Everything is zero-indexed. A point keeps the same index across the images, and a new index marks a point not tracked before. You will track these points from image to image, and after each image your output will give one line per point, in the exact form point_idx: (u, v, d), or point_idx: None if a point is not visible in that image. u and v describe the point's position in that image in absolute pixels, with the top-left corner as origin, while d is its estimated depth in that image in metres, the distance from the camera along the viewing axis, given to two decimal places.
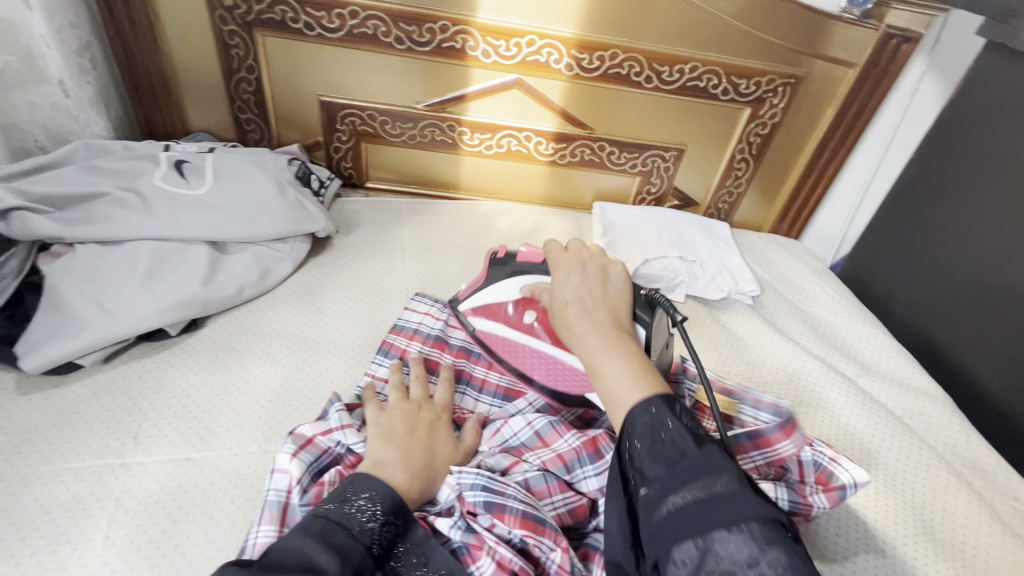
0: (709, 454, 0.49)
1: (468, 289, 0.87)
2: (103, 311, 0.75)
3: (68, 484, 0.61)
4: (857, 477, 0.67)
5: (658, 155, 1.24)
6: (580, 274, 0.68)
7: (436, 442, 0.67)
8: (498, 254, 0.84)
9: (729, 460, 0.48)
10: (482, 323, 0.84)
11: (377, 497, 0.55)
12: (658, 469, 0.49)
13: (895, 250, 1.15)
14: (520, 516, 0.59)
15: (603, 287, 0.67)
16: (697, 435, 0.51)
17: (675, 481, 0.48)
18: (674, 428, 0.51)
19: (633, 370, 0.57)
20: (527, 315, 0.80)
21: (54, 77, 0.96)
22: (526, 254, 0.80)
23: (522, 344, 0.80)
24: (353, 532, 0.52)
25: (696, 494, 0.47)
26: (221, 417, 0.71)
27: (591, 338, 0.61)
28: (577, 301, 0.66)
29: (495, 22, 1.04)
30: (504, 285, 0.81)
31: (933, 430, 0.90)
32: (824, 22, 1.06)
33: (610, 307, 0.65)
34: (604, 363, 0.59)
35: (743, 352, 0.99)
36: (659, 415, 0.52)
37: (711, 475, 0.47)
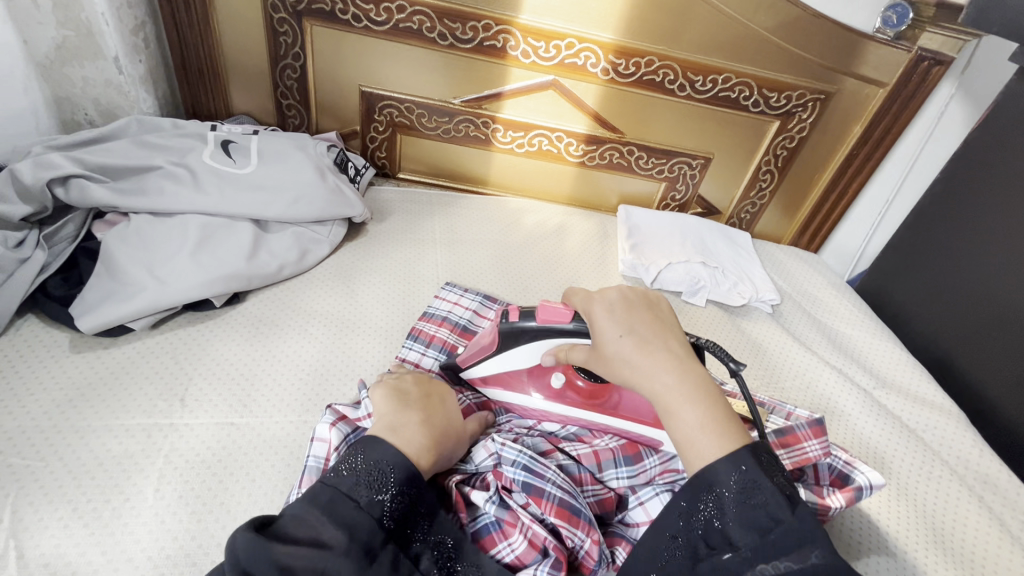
0: (802, 520, 0.49)
1: (468, 352, 0.75)
2: (155, 278, 0.78)
3: (120, 439, 0.64)
4: (872, 480, 0.71)
5: (685, 163, 1.27)
6: (625, 304, 0.62)
7: (448, 411, 0.67)
8: (509, 317, 0.70)
9: (823, 528, 0.48)
10: (500, 391, 0.77)
11: (388, 469, 0.56)
12: (748, 536, 0.50)
13: (915, 268, 1.16)
14: (557, 503, 0.62)
15: (652, 316, 0.61)
16: (789, 497, 0.51)
17: (767, 549, 0.48)
18: (769, 496, 0.50)
19: (711, 414, 0.54)
20: (555, 379, 0.73)
21: (111, 53, 1.00)
22: (551, 316, 0.66)
23: (550, 409, 0.75)
24: (361, 505, 0.53)
25: (790, 564, 0.47)
26: (263, 387, 0.74)
27: (658, 376, 0.56)
28: (632, 335, 0.59)
29: (537, 24, 1.06)
30: (523, 355, 0.71)
31: (945, 443, 0.92)
32: (857, 41, 1.08)
33: (668, 338, 0.59)
34: (680, 406, 0.54)
35: (764, 358, 1.01)
36: (748, 474, 0.51)
37: (804, 545, 0.47)
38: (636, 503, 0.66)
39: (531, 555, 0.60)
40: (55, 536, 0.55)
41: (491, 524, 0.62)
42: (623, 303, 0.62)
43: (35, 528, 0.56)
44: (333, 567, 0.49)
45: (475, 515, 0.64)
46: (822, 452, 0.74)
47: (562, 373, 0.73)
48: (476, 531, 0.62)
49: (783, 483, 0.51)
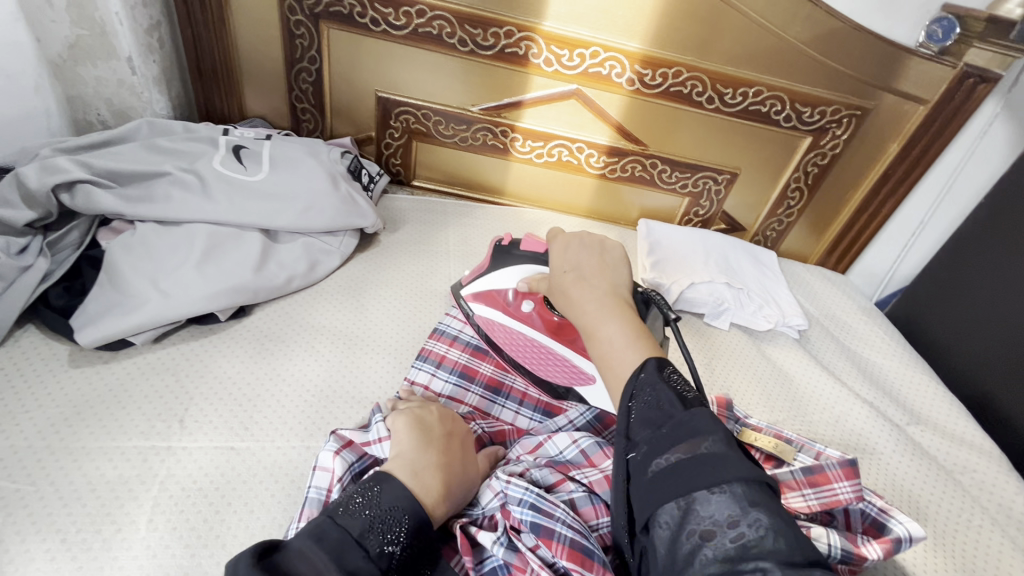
0: (696, 415, 0.47)
1: (471, 273, 0.87)
2: (158, 290, 0.75)
3: (115, 463, 0.61)
4: (911, 532, 0.65)
5: (710, 177, 1.22)
6: (580, 246, 0.67)
7: (467, 454, 0.65)
8: (502, 243, 0.83)
9: (719, 422, 0.46)
10: (481, 307, 0.84)
11: (402, 516, 0.53)
12: (644, 432, 0.48)
13: (952, 296, 1.10)
14: (568, 545, 0.57)
15: (601, 257, 0.65)
16: (684, 397, 0.49)
17: (661, 442, 0.46)
18: (663, 392, 0.49)
19: (627, 332, 0.56)
20: (526, 304, 0.80)
21: (124, 53, 0.97)
22: (530, 245, 0.79)
23: (519, 332, 0.81)
24: (370, 555, 0.50)
25: (682, 455, 0.45)
26: (265, 407, 0.71)
27: (585, 301, 0.60)
28: (573, 270, 0.64)
29: (561, 31, 1.02)
30: (507, 273, 0.80)
31: (985, 488, 0.86)
32: (899, 56, 1.02)
33: (608, 274, 0.63)
34: (598, 323, 0.57)
35: (788, 388, 0.96)
36: (649, 380, 0.50)
37: (696, 436, 0.45)
38: None
39: None
40: (42, 569, 0.52)
41: (499, 568, 0.59)
42: (580, 245, 0.68)
43: (20, 560, 0.53)
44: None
45: (481, 557, 0.61)
46: (854, 495, 0.68)
47: (535, 303, 0.79)
48: (483, 574, 0.59)
49: (681, 384, 0.50)
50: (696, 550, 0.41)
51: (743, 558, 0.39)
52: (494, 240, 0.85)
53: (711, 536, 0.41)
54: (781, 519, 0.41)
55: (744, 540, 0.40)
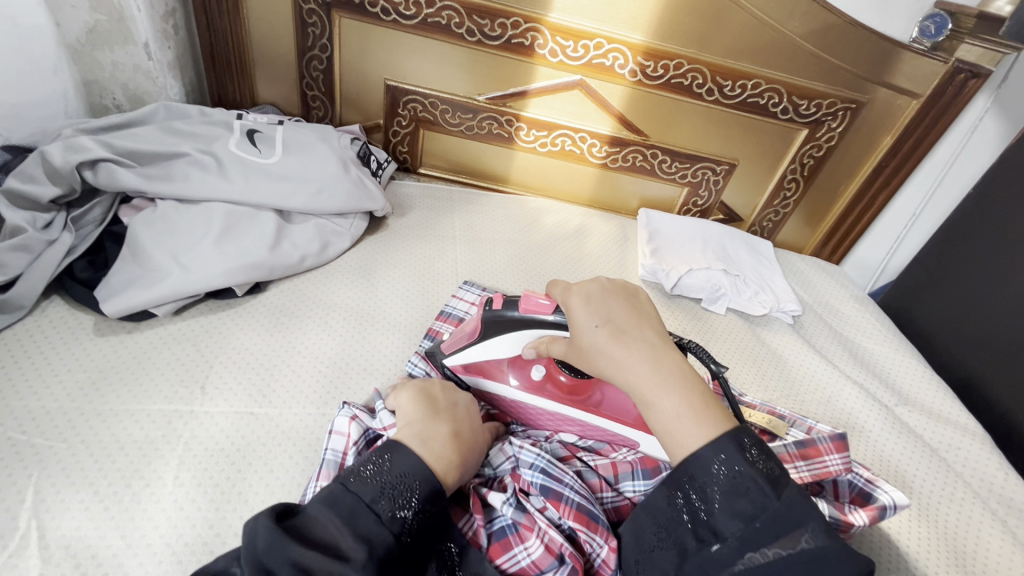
0: (789, 504, 0.49)
1: (452, 341, 0.77)
2: (179, 265, 0.78)
3: (142, 424, 0.65)
4: (896, 499, 0.70)
5: (708, 168, 1.25)
6: (606, 296, 0.60)
7: (472, 425, 0.66)
8: (492, 304, 0.73)
9: (812, 509, 0.49)
10: (481, 380, 0.77)
11: (414, 482, 0.55)
12: (734, 525, 0.49)
13: (942, 285, 1.14)
14: (575, 508, 0.61)
15: (631, 308, 0.60)
16: (773, 480, 0.50)
17: (754, 537, 0.48)
18: (753, 483, 0.49)
19: (689, 403, 0.52)
20: (535, 372, 0.74)
21: (141, 38, 1.00)
22: (530, 308, 0.69)
23: (531, 403, 0.75)
24: (383, 520, 0.52)
25: (780, 551, 0.47)
26: (282, 378, 0.74)
27: (635, 365, 0.55)
28: (608, 325, 0.57)
29: (567, 23, 1.05)
30: (507, 342, 0.72)
31: (969, 465, 0.90)
32: (893, 51, 1.06)
33: (646, 325, 0.58)
34: (658, 395, 0.53)
35: (781, 369, 1.00)
36: (730, 463, 0.50)
37: (794, 530, 0.48)
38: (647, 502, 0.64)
39: (548, 559, 0.59)
40: (76, 518, 0.56)
41: (507, 527, 0.62)
42: (602, 293, 0.61)
43: (57, 509, 0.56)
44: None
45: (491, 517, 0.64)
46: (843, 466, 0.73)
47: (544, 367, 0.74)
48: (492, 533, 0.62)
49: (767, 465, 0.51)
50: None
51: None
52: (480, 301, 0.75)
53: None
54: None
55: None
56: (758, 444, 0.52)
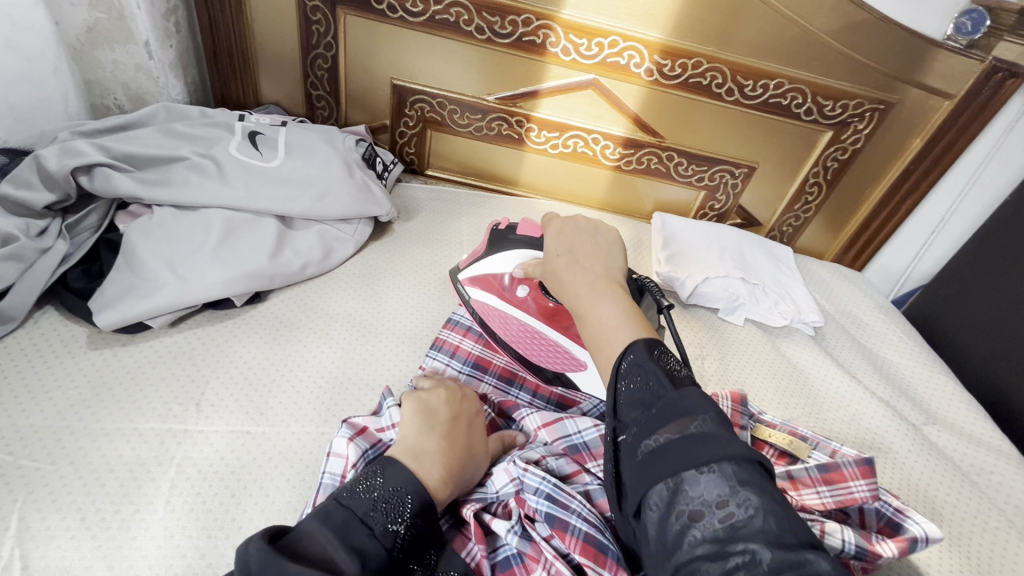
0: (687, 395, 0.46)
1: (468, 258, 0.85)
2: (176, 274, 0.76)
3: (133, 445, 0.62)
4: (928, 532, 0.64)
5: (727, 171, 1.20)
6: (577, 224, 0.63)
7: (472, 431, 0.63)
8: (499, 227, 0.81)
9: (709, 402, 0.45)
10: (477, 291, 0.81)
11: (407, 496, 0.52)
12: (634, 413, 0.47)
13: (975, 296, 1.09)
14: (582, 539, 0.57)
15: (595, 238, 0.62)
16: (673, 375, 0.48)
17: (651, 422, 0.45)
18: (652, 370, 0.48)
19: (622, 315, 0.54)
20: (521, 290, 0.77)
21: (141, 37, 0.97)
22: (527, 228, 0.78)
23: (512, 318, 0.79)
24: (375, 533, 0.49)
25: (670, 435, 0.44)
26: (280, 394, 0.71)
27: (577, 284, 0.58)
28: (566, 251, 0.61)
29: (580, 20, 1.01)
30: (504, 257, 0.78)
31: (1002, 490, 0.85)
32: (926, 49, 1.00)
33: (600, 253, 0.61)
34: (590, 306, 0.55)
35: (802, 385, 0.95)
36: (639, 362, 0.48)
37: (686, 416, 0.44)
38: None
39: None
40: (62, 547, 0.53)
41: (512, 557, 0.59)
42: (573, 223, 0.64)
43: (41, 537, 0.53)
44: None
45: (494, 545, 0.61)
46: (870, 494, 0.68)
47: (530, 287, 0.77)
48: (496, 563, 0.60)
49: (672, 364, 0.49)
50: (685, 530, 0.40)
51: (732, 538, 0.38)
52: (490, 225, 0.83)
53: (698, 517, 0.39)
54: (775, 500, 0.39)
55: (733, 520, 0.38)
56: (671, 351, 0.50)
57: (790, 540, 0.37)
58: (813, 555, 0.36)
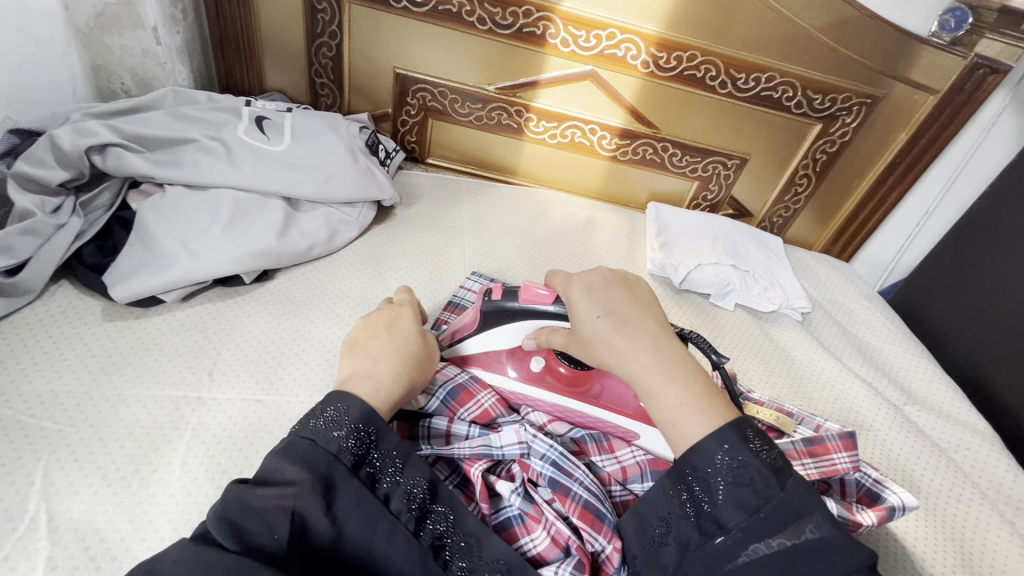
0: (792, 493, 0.49)
1: (453, 332, 0.77)
2: (188, 251, 0.78)
3: (150, 410, 0.65)
4: (905, 501, 0.69)
5: (720, 162, 1.24)
6: (604, 284, 0.63)
7: (394, 335, 0.65)
8: (492, 295, 0.72)
9: (816, 498, 0.49)
10: (482, 373, 0.77)
11: (333, 407, 0.55)
12: (739, 518, 0.49)
13: (957, 285, 1.13)
14: (581, 505, 0.62)
15: (630, 299, 0.62)
16: (775, 468, 0.50)
17: (757, 528, 0.49)
18: (755, 470, 0.50)
19: (693, 393, 0.54)
20: (535, 362, 0.74)
21: (150, 23, 0.99)
22: (532, 297, 0.68)
23: (530, 395, 0.75)
24: (317, 443, 0.52)
25: (783, 541, 0.48)
26: (289, 366, 0.74)
27: (636, 359, 0.56)
28: (611, 318, 0.59)
29: (579, 12, 1.04)
30: (506, 333, 0.73)
31: (978, 466, 0.90)
32: (912, 45, 1.04)
33: (645, 316, 0.60)
34: (660, 386, 0.55)
35: (790, 367, 0.99)
36: (733, 453, 0.50)
37: (798, 521, 0.48)
38: None
39: (554, 551, 0.60)
40: (85, 501, 0.56)
41: (514, 517, 0.62)
42: (602, 284, 0.63)
43: (65, 492, 0.56)
44: (301, 502, 0.49)
45: (498, 507, 0.64)
46: (851, 465, 0.72)
47: (543, 358, 0.74)
48: (497, 523, 0.62)
49: (769, 455, 0.51)
50: None
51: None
52: (479, 290, 0.73)
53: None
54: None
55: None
56: (762, 434, 0.52)
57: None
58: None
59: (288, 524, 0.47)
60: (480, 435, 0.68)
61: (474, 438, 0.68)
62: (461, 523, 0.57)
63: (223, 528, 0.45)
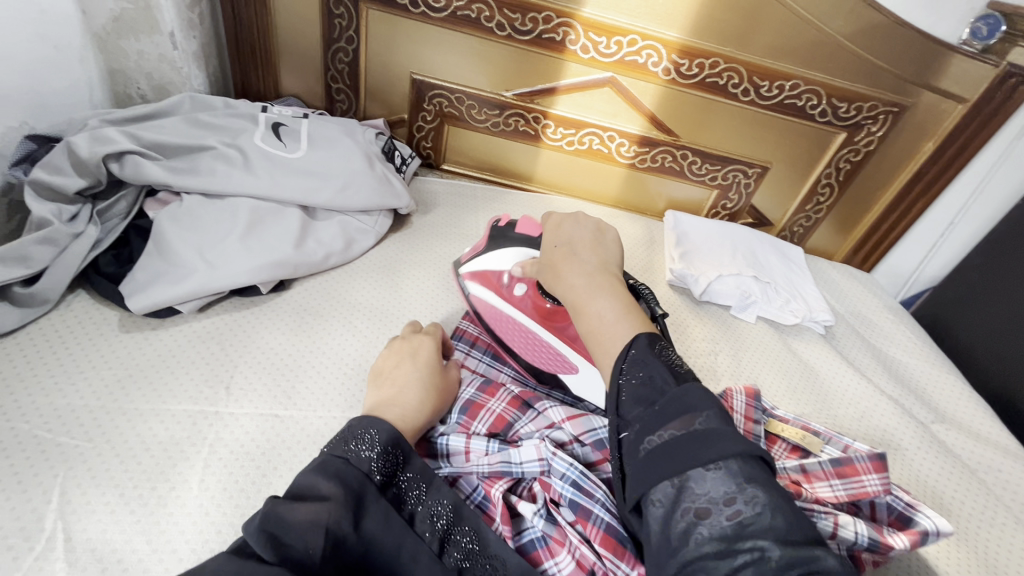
0: (689, 393, 0.49)
1: (469, 254, 0.88)
2: (205, 261, 0.77)
3: (167, 426, 0.63)
4: (939, 525, 0.65)
5: (740, 171, 1.22)
6: (575, 220, 0.69)
7: (416, 364, 0.69)
8: (498, 224, 0.86)
9: (709, 397, 0.48)
10: (477, 288, 0.84)
11: (370, 430, 0.56)
12: (637, 411, 0.50)
13: (985, 298, 1.10)
14: (603, 530, 0.59)
15: (595, 237, 0.68)
16: (676, 372, 0.52)
17: (653, 420, 0.48)
18: (656, 368, 0.51)
19: (617, 308, 0.58)
20: (519, 287, 0.80)
21: (166, 28, 0.98)
22: (525, 227, 0.83)
23: (507, 314, 0.81)
24: (350, 460, 0.53)
25: (675, 432, 0.47)
26: (306, 380, 0.72)
27: (575, 278, 0.62)
28: (564, 248, 0.66)
29: (601, 18, 1.02)
30: (504, 256, 0.82)
31: (1009, 487, 0.87)
32: (942, 53, 1.01)
33: (597, 252, 0.66)
34: (587, 300, 0.60)
35: (814, 383, 0.97)
36: (640, 358, 0.53)
37: (691, 412, 0.47)
38: None
39: None
40: (102, 521, 0.55)
41: (537, 540, 0.61)
42: (573, 222, 0.70)
43: (82, 511, 0.55)
44: (336, 518, 0.48)
45: (520, 528, 0.63)
46: (882, 488, 0.69)
47: (527, 286, 0.80)
48: (521, 545, 0.61)
49: (674, 365, 0.53)
50: (691, 527, 0.42)
51: (739, 536, 0.41)
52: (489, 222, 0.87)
53: (705, 515, 0.42)
54: (780, 496, 0.42)
55: (740, 518, 0.41)
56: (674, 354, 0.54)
57: (798, 538, 0.40)
58: (820, 552, 0.40)
59: (322, 540, 0.46)
60: (499, 450, 0.66)
61: (492, 453, 0.66)
62: (485, 545, 0.56)
63: (263, 541, 0.44)
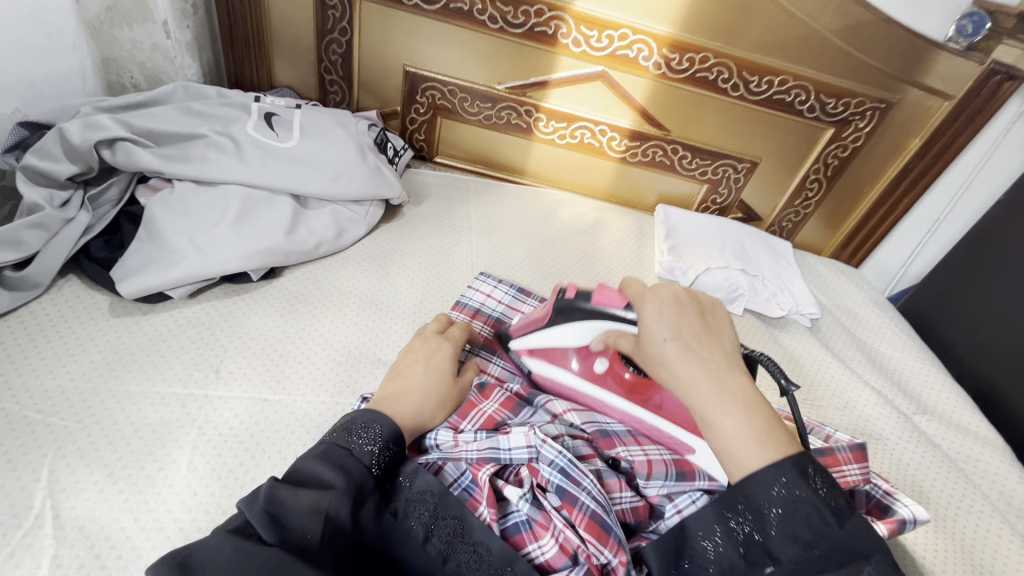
0: (853, 533, 0.47)
1: (519, 326, 0.81)
2: (196, 247, 0.78)
3: (156, 407, 0.64)
4: (916, 514, 0.67)
5: (730, 165, 1.23)
6: (678, 299, 0.59)
7: (429, 368, 0.69)
8: (566, 293, 0.73)
9: (877, 540, 0.47)
10: (543, 367, 0.79)
11: (375, 426, 0.56)
12: (792, 550, 0.48)
13: (968, 293, 1.12)
14: (589, 516, 0.60)
15: (703, 321, 0.58)
16: (835, 507, 0.48)
17: (807, 563, 0.47)
18: (814, 506, 0.47)
19: (753, 426, 0.50)
20: (599, 363, 0.74)
21: (159, 17, 0.98)
22: (602, 296, 0.69)
23: (587, 393, 0.76)
24: (353, 452, 0.53)
25: None
26: (295, 364, 0.73)
27: (699, 384, 0.53)
28: (676, 339, 0.56)
29: (592, 12, 1.03)
30: (569, 332, 0.73)
31: (987, 476, 0.89)
32: (928, 50, 1.03)
33: (714, 343, 0.57)
34: (718, 414, 0.51)
35: (800, 372, 0.99)
36: (790, 485, 0.48)
37: (857, 560, 0.46)
38: (671, 508, 0.63)
39: (562, 559, 0.58)
40: (91, 499, 0.55)
41: (522, 523, 0.62)
42: (675, 299, 0.60)
43: (71, 489, 0.56)
44: (334, 505, 0.48)
45: (505, 512, 0.63)
46: (862, 477, 0.70)
47: (608, 359, 0.74)
48: (506, 528, 0.62)
49: (830, 492, 0.48)
50: None
51: None
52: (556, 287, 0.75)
53: None
54: None
55: None
56: (824, 470, 0.49)
57: None
58: None
59: (320, 524, 0.47)
60: (487, 437, 0.66)
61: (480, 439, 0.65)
62: (470, 532, 0.56)
63: (262, 522, 0.45)
